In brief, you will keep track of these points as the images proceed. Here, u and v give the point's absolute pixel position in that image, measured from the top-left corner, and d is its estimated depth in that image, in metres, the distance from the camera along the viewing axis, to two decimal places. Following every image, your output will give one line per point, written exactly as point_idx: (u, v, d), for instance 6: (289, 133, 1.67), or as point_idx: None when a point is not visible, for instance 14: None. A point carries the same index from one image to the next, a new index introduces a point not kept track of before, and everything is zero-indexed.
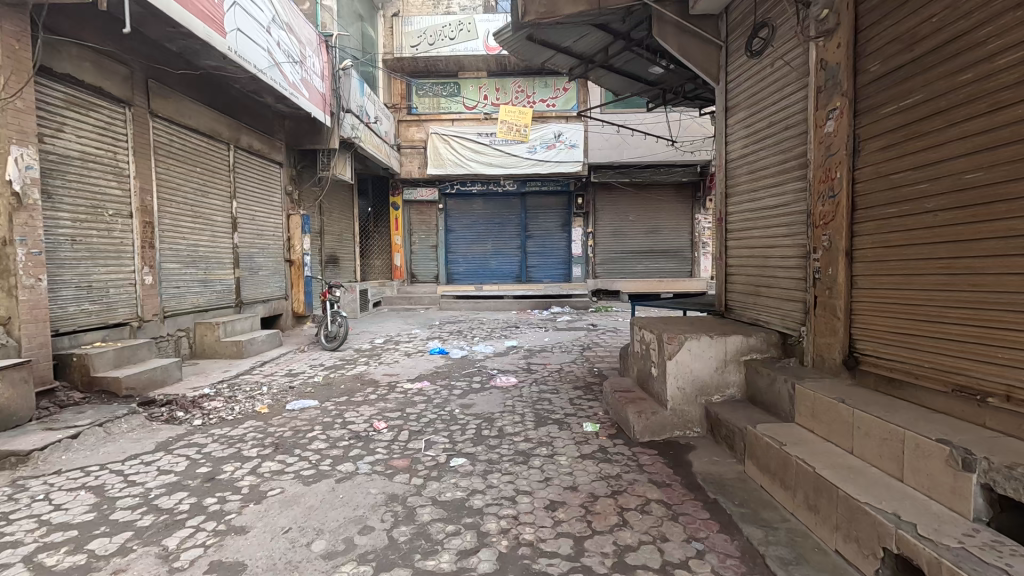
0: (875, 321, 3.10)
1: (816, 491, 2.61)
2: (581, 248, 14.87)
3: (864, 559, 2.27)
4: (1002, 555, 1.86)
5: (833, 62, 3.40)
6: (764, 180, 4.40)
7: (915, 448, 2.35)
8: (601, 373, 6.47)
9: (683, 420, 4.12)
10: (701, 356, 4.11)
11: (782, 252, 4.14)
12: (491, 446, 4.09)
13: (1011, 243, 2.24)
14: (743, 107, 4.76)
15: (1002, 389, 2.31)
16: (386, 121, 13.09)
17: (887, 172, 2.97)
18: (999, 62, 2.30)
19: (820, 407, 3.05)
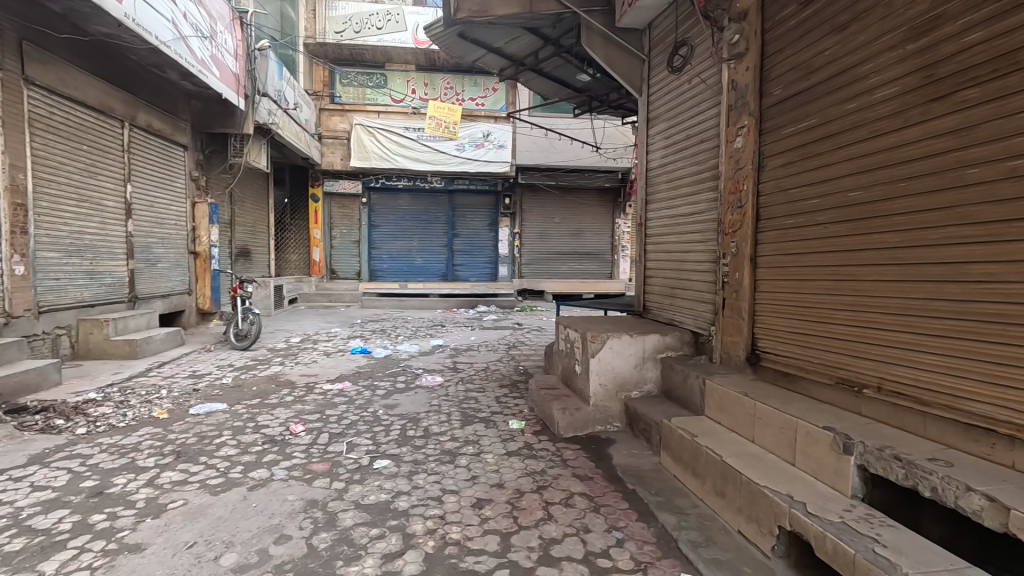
0: (775, 321, 3.42)
1: (723, 478, 2.84)
2: (507, 248, 15.02)
3: (762, 537, 2.50)
4: (873, 526, 2.13)
5: (742, 83, 3.70)
6: (680, 189, 4.70)
7: (805, 435, 2.62)
8: (526, 371, 6.59)
9: (604, 415, 4.30)
10: (621, 354, 4.31)
11: (695, 257, 4.44)
12: (416, 446, 4.02)
13: (884, 254, 2.57)
14: (663, 119, 5.05)
15: (874, 382, 2.64)
16: (307, 109, 12.43)
17: (787, 187, 3.29)
18: (877, 95, 2.63)
19: (727, 400, 3.31)
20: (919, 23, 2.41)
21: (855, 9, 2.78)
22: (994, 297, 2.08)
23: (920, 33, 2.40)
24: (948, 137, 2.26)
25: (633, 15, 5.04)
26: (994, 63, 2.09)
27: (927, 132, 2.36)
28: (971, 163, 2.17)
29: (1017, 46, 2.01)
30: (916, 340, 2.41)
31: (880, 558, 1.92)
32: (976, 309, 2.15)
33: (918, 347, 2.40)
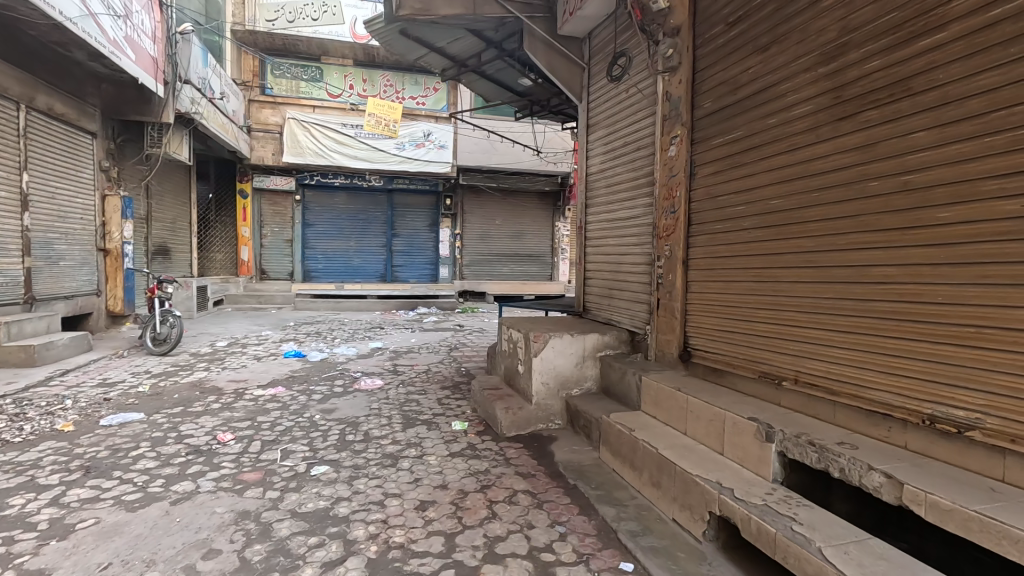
0: (704, 320, 3.64)
1: (658, 469, 2.98)
2: (448, 249, 14.92)
3: (694, 523, 2.65)
4: (791, 507, 2.32)
5: (676, 95, 3.92)
6: (619, 194, 4.89)
7: (732, 426, 2.81)
8: (469, 372, 6.58)
9: (546, 414, 4.38)
10: (563, 352, 4.41)
11: (632, 260, 4.63)
12: (356, 451, 3.91)
13: (801, 258, 2.81)
14: (602, 126, 5.23)
15: (791, 374, 2.88)
16: (234, 99, 11.74)
17: (715, 195, 3.51)
18: (794, 113, 2.87)
19: (662, 395, 3.48)
20: (829, 49, 2.66)
21: (775, 31, 3.01)
22: (892, 295, 2.33)
23: (829, 58, 2.65)
24: (854, 152, 2.51)
25: (574, 23, 5.19)
26: (891, 88, 2.34)
27: (837, 148, 2.61)
28: (873, 176, 2.42)
29: (910, 73, 2.27)
30: (827, 335, 2.66)
31: (796, 535, 2.10)
32: (877, 308, 2.40)
33: (829, 343, 2.65)
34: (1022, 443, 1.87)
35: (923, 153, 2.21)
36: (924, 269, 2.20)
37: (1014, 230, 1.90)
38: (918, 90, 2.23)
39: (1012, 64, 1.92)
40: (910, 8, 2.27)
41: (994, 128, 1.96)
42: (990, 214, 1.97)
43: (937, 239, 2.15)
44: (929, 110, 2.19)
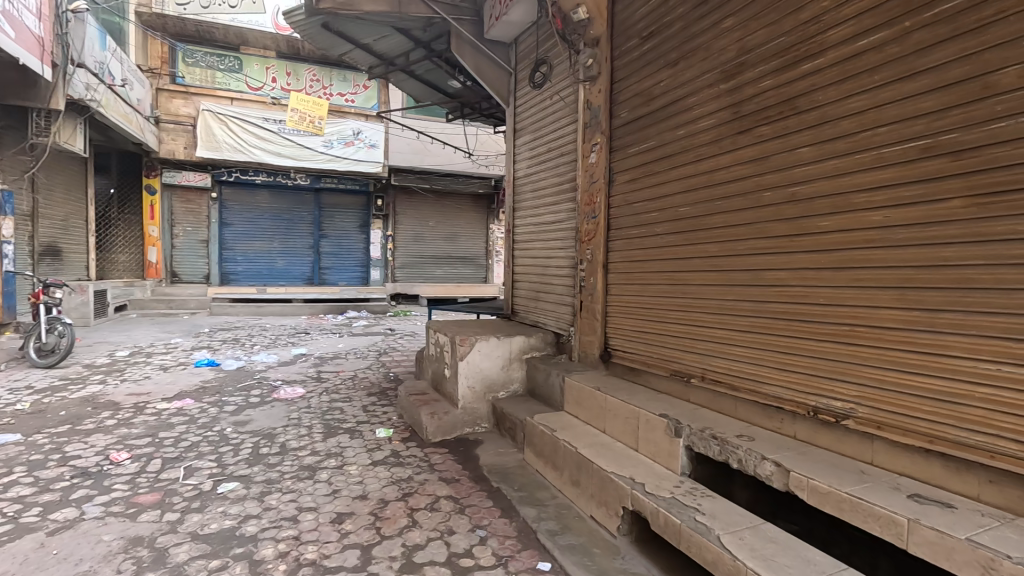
0: (623, 321, 3.78)
1: (577, 467, 3.06)
2: (379, 251, 14.55)
3: (609, 519, 2.74)
4: (696, 498, 2.45)
5: (595, 104, 4.05)
6: (544, 198, 4.98)
7: (645, 423, 2.93)
8: (397, 377, 6.43)
9: (472, 417, 4.37)
10: (489, 355, 4.42)
11: (557, 263, 4.73)
12: (270, 464, 3.70)
13: (707, 262, 2.99)
14: (528, 131, 5.30)
15: (699, 371, 3.05)
16: (140, 87, 10.80)
17: (632, 201, 3.66)
18: (700, 125, 3.04)
19: (583, 395, 3.58)
20: (729, 68, 2.84)
21: (682, 48, 3.19)
22: (783, 297, 2.53)
23: (729, 76, 2.84)
24: (751, 164, 2.70)
25: (500, 28, 5.22)
26: (780, 107, 2.54)
27: (736, 159, 2.79)
28: (766, 187, 2.62)
29: (796, 94, 2.47)
30: (730, 335, 2.84)
31: (699, 524, 2.22)
32: (771, 309, 2.59)
33: (731, 341, 2.83)
34: (886, 430, 2.08)
35: (806, 167, 2.41)
36: (808, 274, 2.40)
37: (879, 238, 2.11)
38: (802, 109, 2.43)
39: (876, 90, 2.13)
40: (795, 35, 2.47)
41: (864, 147, 2.17)
42: (860, 224, 2.18)
43: (818, 246, 2.35)
44: (811, 128, 2.39)
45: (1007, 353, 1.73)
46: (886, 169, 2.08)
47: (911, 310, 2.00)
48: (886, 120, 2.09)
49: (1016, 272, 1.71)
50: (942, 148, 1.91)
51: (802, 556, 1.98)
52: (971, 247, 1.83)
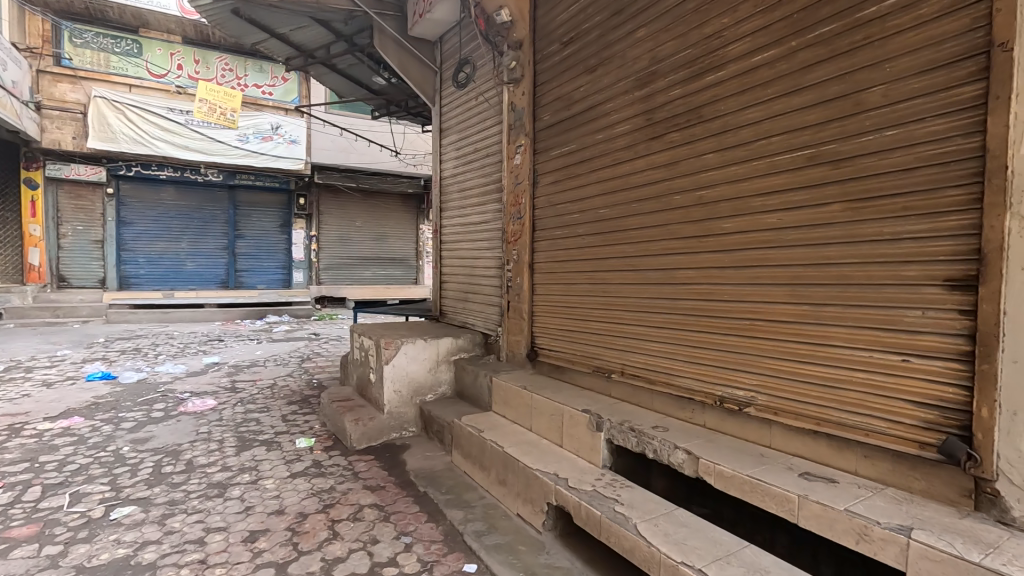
0: (548, 320, 3.85)
1: (504, 466, 3.07)
2: (302, 252, 13.88)
3: (535, 515, 2.78)
4: (616, 490, 2.55)
5: (520, 106, 4.10)
6: (470, 199, 4.97)
7: (569, 419, 3.00)
8: (320, 384, 6.16)
9: (399, 422, 4.27)
10: (415, 358, 4.34)
11: (484, 264, 4.73)
12: (174, 484, 3.41)
13: (625, 261, 3.11)
14: (454, 131, 5.27)
15: (619, 367, 3.17)
16: (16, 67, 9.57)
17: (555, 203, 3.73)
18: (617, 129, 3.16)
19: (510, 395, 3.60)
20: (642, 76, 2.98)
21: (600, 55, 3.30)
22: (692, 294, 2.69)
23: (643, 83, 2.98)
24: (663, 168, 2.85)
25: (424, 26, 5.15)
26: (688, 115, 2.69)
27: (649, 163, 2.94)
28: (677, 191, 2.77)
29: (702, 103, 2.62)
30: (646, 330, 2.97)
31: (618, 514, 2.31)
32: (682, 305, 2.74)
33: (647, 337, 2.97)
34: (782, 415, 2.26)
35: (712, 172, 2.57)
36: (714, 272, 2.57)
37: (773, 239, 2.30)
38: (707, 118, 2.59)
39: (769, 103, 2.31)
40: (700, 48, 2.63)
41: (759, 155, 2.35)
42: (757, 226, 2.36)
43: (722, 246, 2.53)
44: (715, 136, 2.55)
45: (878, 342, 1.94)
46: (779, 175, 2.27)
47: (800, 305, 2.19)
48: (778, 130, 2.27)
49: (883, 269, 1.92)
50: (823, 157, 2.10)
51: (710, 537, 2.11)
52: (847, 247, 2.03)
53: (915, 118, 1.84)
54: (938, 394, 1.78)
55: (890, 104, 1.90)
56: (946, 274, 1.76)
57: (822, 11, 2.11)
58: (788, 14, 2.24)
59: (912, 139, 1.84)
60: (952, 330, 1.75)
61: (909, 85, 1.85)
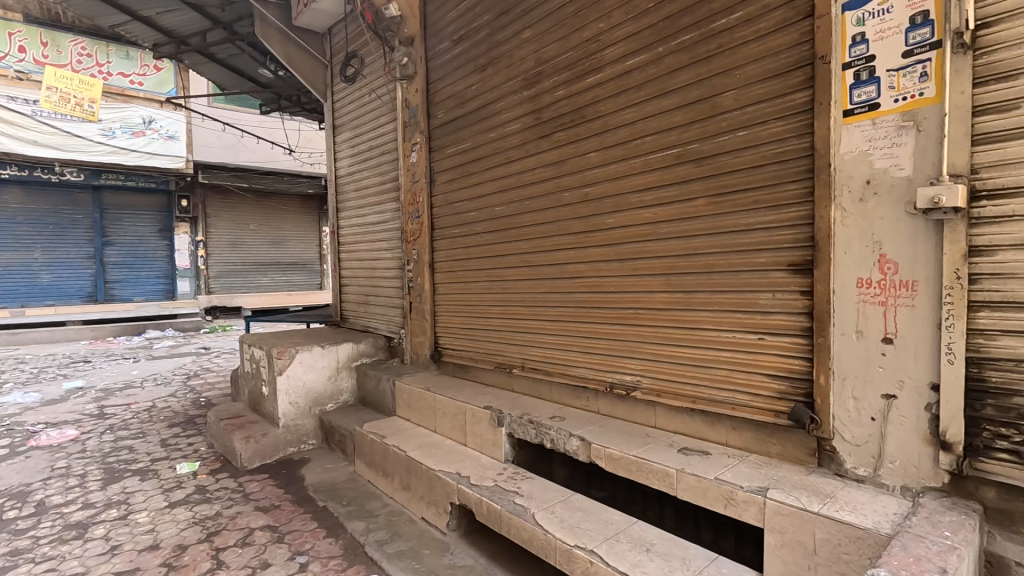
0: (451, 320, 3.82)
1: (407, 471, 3.00)
2: (188, 259, 12.61)
3: (439, 517, 2.75)
4: (517, 482, 2.59)
5: (413, 103, 4.03)
6: (368, 199, 4.80)
7: (471, 417, 3.00)
8: (209, 402, 5.64)
9: (296, 435, 4.03)
10: (313, 366, 4.12)
11: (384, 265, 4.59)
12: (19, 531, 2.94)
13: (522, 258, 3.16)
14: (348, 128, 5.05)
15: (520, 362, 3.21)
16: None
17: (452, 202, 3.72)
18: (508, 128, 3.20)
19: (414, 397, 3.52)
20: (529, 76, 3.04)
21: (489, 54, 3.33)
22: (582, 288, 2.80)
23: (530, 84, 3.04)
24: (552, 166, 2.93)
25: (311, 15, 4.89)
26: (573, 114, 2.79)
27: (538, 162, 3.01)
28: (566, 188, 2.86)
29: (584, 104, 2.73)
30: (544, 324, 3.03)
31: (517, 506, 2.34)
32: (574, 299, 2.84)
33: (544, 331, 3.04)
34: (663, 396, 2.42)
35: (595, 170, 2.69)
36: (601, 266, 2.69)
37: (649, 232, 2.46)
38: (590, 119, 2.70)
39: (642, 104, 2.45)
40: (580, 50, 2.74)
41: (634, 154, 2.50)
42: (636, 221, 2.51)
43: (605, 242, 2.66)
44: (597, 136, 2.67)
45: (739, 323, 2.14)
46: (652, 173, 2.43)
47: (675, 293, 2.36)
48: (650, 131, 2.43)
49: (740, 257, 2.12)
50: (688, 157, 2.28)
51: (602, 519, 2.20)
52: (711, 238, 2.22)
53: (761, 121, 2.04)
54: (787, 367, 2.00)
55: (740, 108, 2.10)
56: (789, 260, 1.98)
57: (682, 20, 2.28)
58: (654, 22, 2.39)
59: (759, 139, 2.05)
60: (795, 309, 1.97)
61: (756, 90, 2.05)
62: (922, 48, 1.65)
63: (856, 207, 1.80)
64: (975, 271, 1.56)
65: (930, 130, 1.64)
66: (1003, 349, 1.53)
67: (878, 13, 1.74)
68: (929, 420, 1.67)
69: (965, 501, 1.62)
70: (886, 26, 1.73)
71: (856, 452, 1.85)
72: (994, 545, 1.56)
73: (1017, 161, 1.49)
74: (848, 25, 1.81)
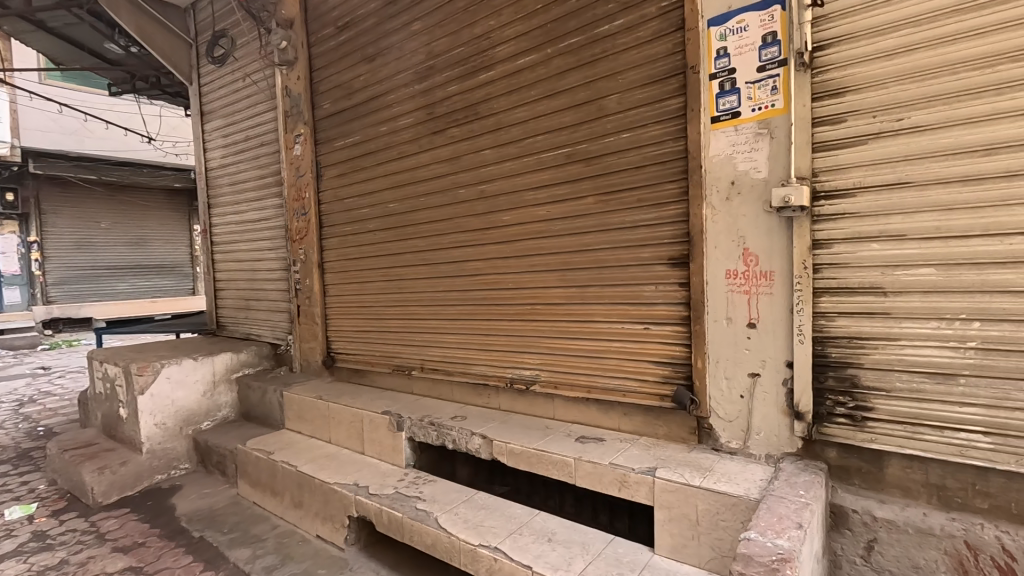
0: (344, 323, 3.61)
1: (298, 487, 2.79)
2: (17, 264, 10.58)
3: (336, 532, 2.59)
4: (418, 487, 2.51)
5: (295, 91, 3.74)
6: (244, 194, 4.38)
7: (369, 424, 2.86)
8: (50, 432, 4.79)
9: (164, 460, 3.57)
10: (182, 381, 3.68)
11: (267, 266, 4.22)
12: None
13: (421, 257, 3.06)
14: (218, 115, 4.57)
15: (419, 362, 3.13)
16: None
17: (342, 198, 3.51)
18: (401, 123, 3.09)
19: (305, 407, 3.28)
20: (420, 69, 2.96)
21: (377, 44, 3.18)
22: (481, 285, 2.79)
23: (421, 77, 2.96)
24: (446, 162, 2.88)
25: None
26: (466, 111, 2.77)
27: (432, 158, 2.95)
28: (461, 185, 2.83)
29: (477, 101, 2.72)
30: (443, 323, 2.98)
31: (419, 512, 2.28)
32: (473, 297, 2.83)
33: (443, 330, 2.99)
34: (561, 388, 2.49)
35: (490, 168, 2.69)
36: (498, 263, 2.70)
37: (544, 229, 2.51)
38: (483, 115, 2.70)
39: (533, 104, 2.50)
40: (472, 46, 2.72)
41: (528, 152, 2.53)
42: (532, 218, 2.54)
43: (503, 239, 2.67)
44: (490, 133, 2.67)
45: (627, 314, 2.26)
46: (545, 171, 2.48)
47: (569, 288, 2.43)
48: (542, 130, 2.48)
49: (627, 252, 2.25)
50: (578, 156, 2.36)
51: (505, 514, 2.21)
52: (601, 234, 2.32)
53: (641, 124, 2.17)
54: (670, 353, 2.16)
55: (623, 110, 2.22)
56: (669, 254, 2.14)
57: (570, 23, 2.35)
58: (543, 24, 2.44)
59: (640, 141, 2.18)
60: (675, 299, 2.14)
61: (636, 95, 2.18)
62: (772, 65, 1.86)
63: (724, 206, 1.99)
64: (818, 261, 1.80)
65: (781, 137, 1.85)
66: (840, 328, 1.77)
67: (737, 30, 1.93)
68: (786, 394, 1.89)
69: (815, 461, 1.86)
70: (744, 42, 1.92)
71: (730, 427, 2.04)
72: (836, 498, 1.81)
73: (847, 166, 1.73)
74: (712, 39, 1.98)
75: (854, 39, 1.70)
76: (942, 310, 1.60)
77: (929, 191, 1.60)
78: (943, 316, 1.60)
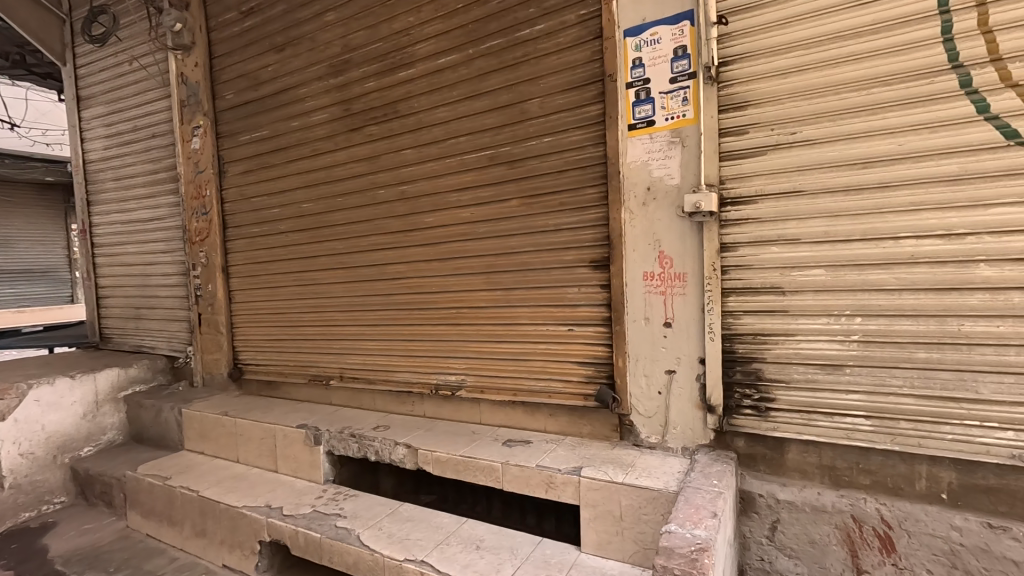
0: (252, 331, 3.35)
1: (201, 514, 2.53)
2: None
3: (245, 560, 2.38)
4: (338, 504, 2.37)
5: (192, 79, 3.42)
6: (132, 190, 3.93)
7: (283, 439, 2.66)
8: None
9: (33, 496, 3.10)
10: (55, 404, 3.22)
11: (161, 270, 3.81)
12: None
13: (338, 260, 2.90)
14: (98, 101, 4.06)
15: (338, 371, 2.96)
16: None
17: (249, 196, 3.25)
18: (314, 119, 2.92)
19: (207, 425, 2.99)
20: (335, 63, 2.81)
21: (287, 33, 2.98)
22: (403, 289, 2.70)
23: (336, 71, 2.81)
24: (364, 162, 2.76)
25: None
26: (385, 109, 2.67)
27: (349, 157, 2.81)
28: (381, 186, 2.72)
29: (396, 99, 2.63)
30: (363, 329, 2.85)
31: (339, 530, 2.15)
32: (395, 301, 2.73)
33: (363, 337, 2.85)
34: (487, 392, 2.47)
35: (411, 168, 2.61)
36: (422, 266, 2.62)
37: (468, 231, 2.47)
38: (402, 114, 2.61)
39: (455, 104, 2.46)
40: (390, 43, 2.62)
41: (450, 153, 2.49)
42: (456, 220, 2.50)
43: (426, 242, 2.60)
44: (411, 133, 2.59)
45: (551, 316, 2.29)
46: (468, 173, 2.45)
47: (494, 291, 2.42)
48: (463, 131, 2.44)
49: (551, 255, 2.27)
50: (501, 158, 2.35)
51: (432, 525, 2.15)
52: (525, 237, 2.32)
53: (563, 129, 2.21)
54: (593, 353, 2.21)
55: (544, 115, 2.24)
56: (591, 257, 2.19)
57: (491, 25, 2.33)
58: (463, 24, 2.41)
59: (561, 146, 2.21)
60: (596, 301, 2.19)
61: (557, 100, 2.21)
62: (683, 77, 1.96)
63: (641, 210, 2.07)
64: (725, 263, 1.92)
65: (691, 145, 1.96)
66: (746, 325, 1.91)
67: (651, 42, 2.01)
68: (699, 389, 2.00)
69: (725, 451, 1.99)
70: (657, 54, 2.00)
71: (649, 423, 2.12)
72: (745, 484, 1.94)
73: (750, 175, 1.86)
74: (628, 49, 2.05)
75: (754, 57, 1.83)
76: (830, 307, 1.76)
77: (818, 199, 1.76)
78: (832, 313, 1.76)
